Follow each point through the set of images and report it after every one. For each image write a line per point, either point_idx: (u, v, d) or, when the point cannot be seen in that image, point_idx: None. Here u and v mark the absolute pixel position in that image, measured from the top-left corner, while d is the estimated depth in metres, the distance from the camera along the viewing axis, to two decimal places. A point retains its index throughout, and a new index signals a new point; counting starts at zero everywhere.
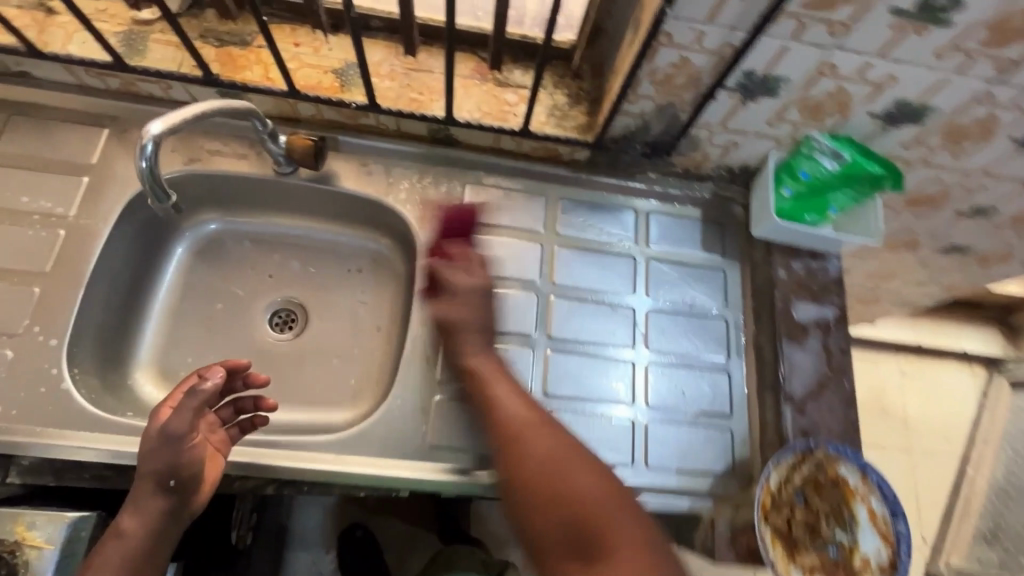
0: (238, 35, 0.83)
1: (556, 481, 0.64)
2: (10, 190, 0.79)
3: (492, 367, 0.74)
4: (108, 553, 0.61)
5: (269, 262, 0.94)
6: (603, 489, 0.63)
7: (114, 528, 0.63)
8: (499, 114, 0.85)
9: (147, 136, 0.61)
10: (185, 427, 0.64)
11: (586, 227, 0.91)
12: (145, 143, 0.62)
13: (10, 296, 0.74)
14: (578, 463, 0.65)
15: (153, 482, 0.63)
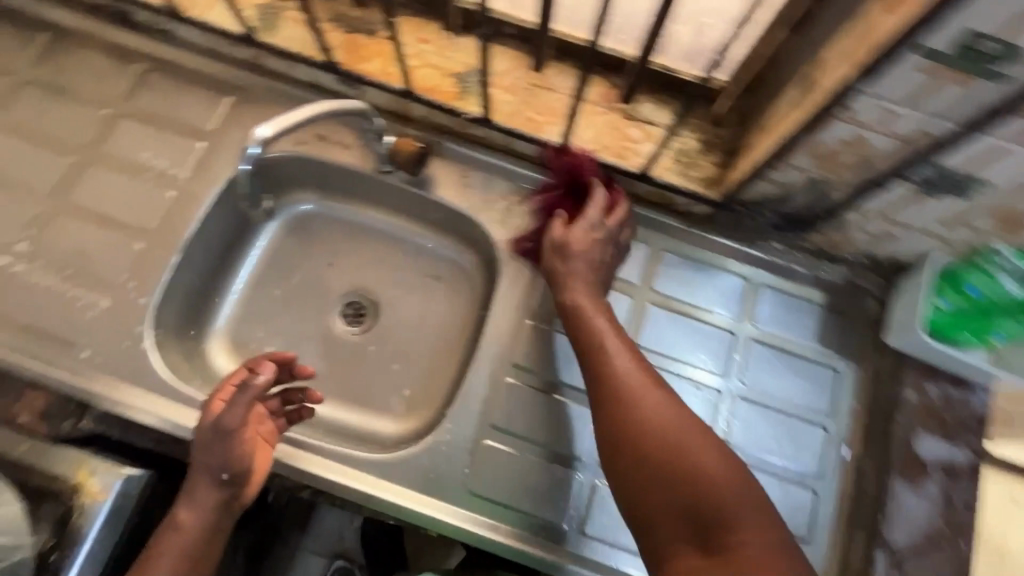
0: (366, 23, 0.80)
1: (623, 417, 0.59)
2: (134, 143, 0.82)
3: (584, 300, 0.69)
4: (167, 545, 0.62)
5: (351, 250, 0.93)
6: (670, 426, 0.57)
7: (172, 519, 0.64)
8: (618, 151, 0.77)
9: (255, 140, 0.62)
10: (237, 422, 0.65)
11: (687, 289, 0.81)
12: (252, 146, 0.62)
13: (116, 246, 0.78)
14: (643, 401, 0.60)
15: (209, 476, 0.65)
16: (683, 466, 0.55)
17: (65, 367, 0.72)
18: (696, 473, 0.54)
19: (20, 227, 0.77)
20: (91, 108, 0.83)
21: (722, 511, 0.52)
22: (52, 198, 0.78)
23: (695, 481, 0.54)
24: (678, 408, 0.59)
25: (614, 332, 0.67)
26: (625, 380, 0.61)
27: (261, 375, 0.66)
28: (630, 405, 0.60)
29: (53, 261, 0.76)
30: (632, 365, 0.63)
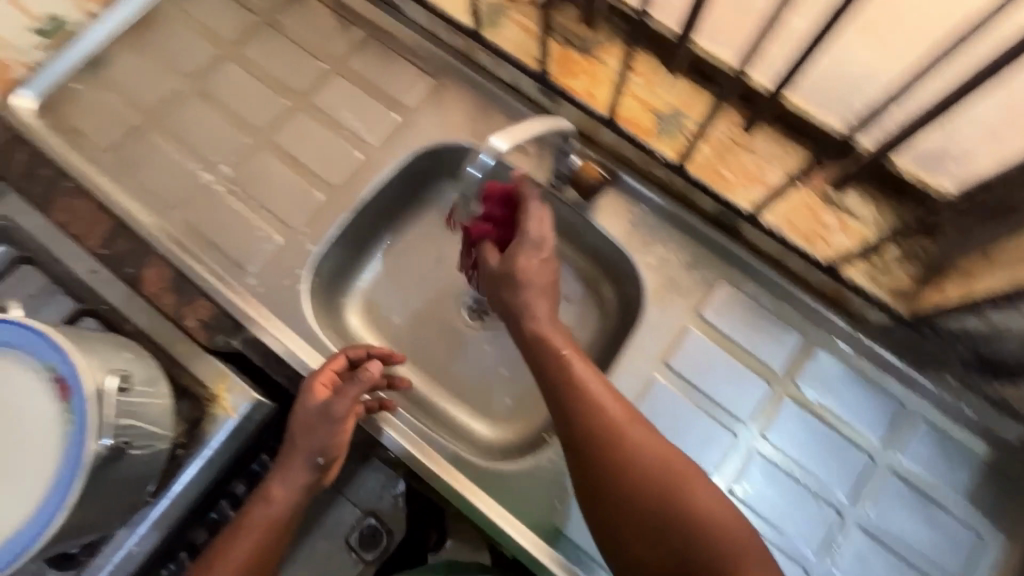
0: (583, 41, 0.79)
1: (613, 468, 0.60)
2: (340, 102, 0.88)
3: (563, 346, 0.66)
4: (257, 512, 0.69)
5: None
6: (665, 467, 0.60)
7: (262, 492, 0.70)
8: (807, 234, 0.73)
9: (493, 149, 0.62)
10: (343, 413, 0.71)
11: (831, 396, 0.75)
12: (488, 154, 0.62)
13: (301, 192, 0.85)
14: (632, 435, 0.61)
15: (308, 458, 0.70)
16: (633, 481, 0.59)
17: (234, 287, 0.80)
18: (687, 508, 0.58)
19: (229, 153, 0.86)
20: (312, 61, 0.90)
21: (722, 549, 0.56)
22: (260, 134, 0.87)
23: (678, 518, 0.57)
24: (651, 437, 0.62)
25: (576, 356, 0.66)
26: (609, 417, 0.62)
27: (371, 369, 0.74)
28: (619, 448, 0.60)
29: (247, 190, 0.84)
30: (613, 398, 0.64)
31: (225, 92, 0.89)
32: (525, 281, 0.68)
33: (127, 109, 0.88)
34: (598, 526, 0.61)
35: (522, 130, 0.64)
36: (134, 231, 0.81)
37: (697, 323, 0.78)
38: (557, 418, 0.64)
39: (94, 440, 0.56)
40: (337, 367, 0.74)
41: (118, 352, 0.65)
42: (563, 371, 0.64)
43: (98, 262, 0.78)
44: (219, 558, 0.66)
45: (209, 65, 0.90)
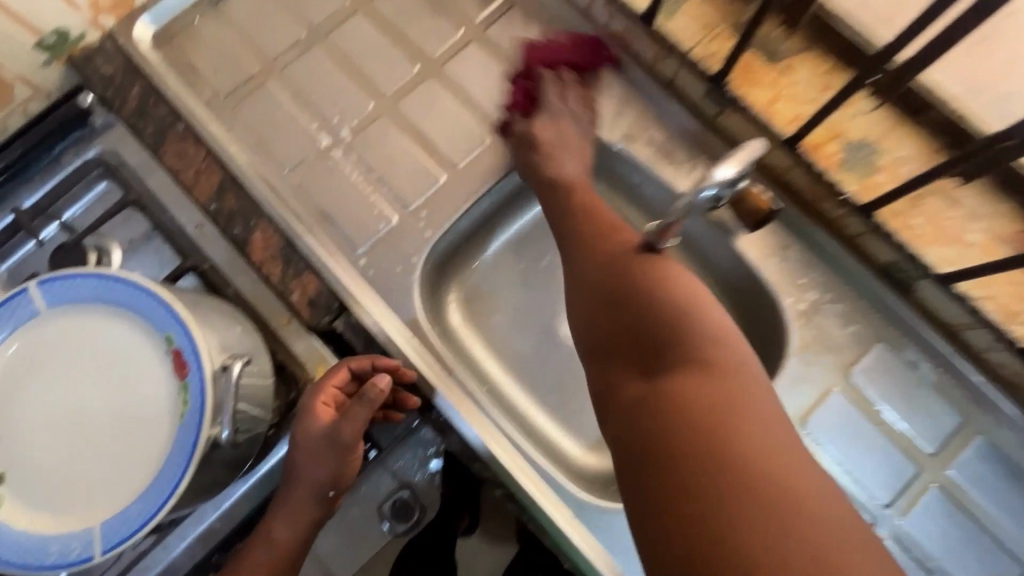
0: (773, 46, 0.69)
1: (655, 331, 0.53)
2: (475, 73, 0.80)
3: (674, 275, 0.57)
4: (259, 554, 0.63)
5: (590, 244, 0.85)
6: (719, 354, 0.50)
7: (264, 532, 0.64)
8: (1005, 309, 0.65)
9: (721, 177, 0.56)
10: (353, 438, 0.65)
11: (987, 492, 0.67)
12: (714, 183, 0.57)
13: (421, 169, 0.77)
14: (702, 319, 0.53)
15: (314, 494, 0.64)
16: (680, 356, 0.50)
17: (343, 265, 0.74)
18: (678, 332, 0.51)
19: (351, 117, 0.79)
20: (449, 25, 0.81)
21: (705, 360, 0.49)
22: (385, 100, 0.79)
23: (668, 345, 0.51)
24: (717, 314, 0.54)
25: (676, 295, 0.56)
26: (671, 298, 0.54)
27: (381, 385, 0.64)
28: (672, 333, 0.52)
29: (365, 159, 0.77)
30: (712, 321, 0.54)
31: (352, 47, 0.81)
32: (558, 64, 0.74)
33: (245, 50, 0.81)
34: (607, 392, 0.53)
35: (747, 150, 0.58)
36: (245, 188, 0.75)
37: (843, 386, 0.69)
38: (574, 261, 0.63)
39: (211, 426, 0.52)
40: (338, 382, 0.66)
41: (229, 326, 0.61)
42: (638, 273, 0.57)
43: (204, 217, 0.75)
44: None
45: (337, 15, 0.82)
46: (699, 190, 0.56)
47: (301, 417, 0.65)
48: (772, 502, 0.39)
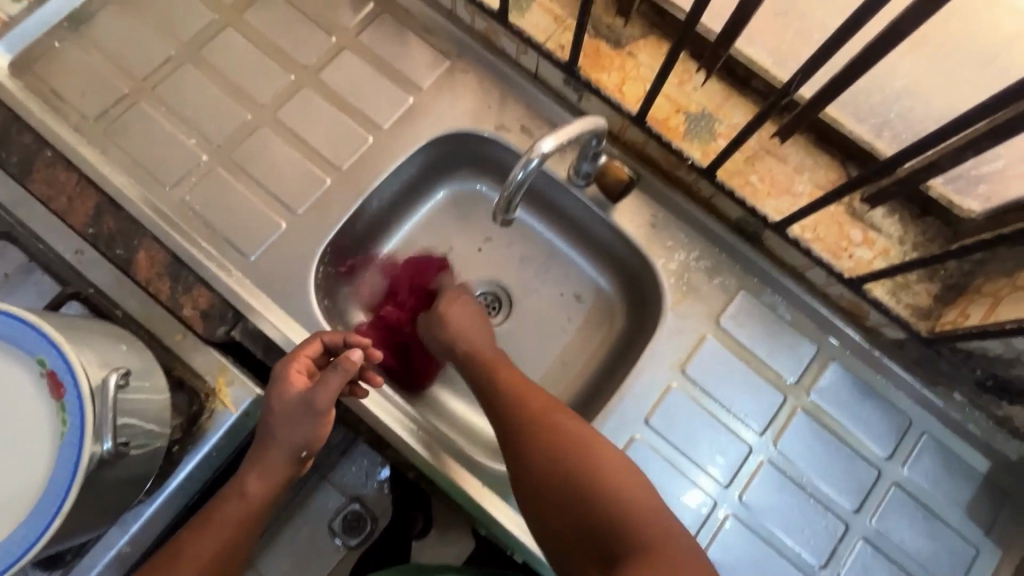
0: (616, 33, 0.76)
1: (539, 455, 0.61)
2: (350, 78, 0.82)
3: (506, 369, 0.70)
4: (229, 510, 0.65)
5: (487, 232, 0.91)
6: (588, 451, 0.60)
7: (237, 488, 0.66)
8: (832, 248, 0.72)
9: (538, 153, 0.57)
10: (326, 404, 0.66)
11: (844, 408, 0.76)
12: (532, 158, 0.57)
13: (305, 174, 0.79)
14: (565, 427, 0.62)
15: (288, 453, 0.67)
16: (555, 466, 0.59)
17: (234, 276, 0.75)
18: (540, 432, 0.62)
19: (230, 130, 0.79)
20: (321, 34, 0.84)
21: (542, 447, 0.61)
22: (262, 110, 0.80)
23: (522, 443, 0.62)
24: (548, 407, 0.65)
25: (508, 370, 0.70)
26: (545, 410, 0.64)
27: (354, 356, 0.64)
28: (545, 434, 0.62)
29: (248, 170, 0.78)
30: (542, 394, 0.67)
31: (223, 62, 0.82)
32: (450, 317, 0.76)
33: (113, 73, 0.80)
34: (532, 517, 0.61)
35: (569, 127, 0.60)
36: (125, 209, 0.74)
37: (715, 331, 0.77)
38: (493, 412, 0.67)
39: (94, 443, 0.52)
40: (310, 353, 0.68)
41: (112, 344, 0.60)
42: (495, 365, 0.71)
43: (84, 241, 0.72)
44: (182, 552, 0.62)
45: (206, 31, 0.83)
46: (524, 163, 0.57)
47: (275, 381, 0.66)
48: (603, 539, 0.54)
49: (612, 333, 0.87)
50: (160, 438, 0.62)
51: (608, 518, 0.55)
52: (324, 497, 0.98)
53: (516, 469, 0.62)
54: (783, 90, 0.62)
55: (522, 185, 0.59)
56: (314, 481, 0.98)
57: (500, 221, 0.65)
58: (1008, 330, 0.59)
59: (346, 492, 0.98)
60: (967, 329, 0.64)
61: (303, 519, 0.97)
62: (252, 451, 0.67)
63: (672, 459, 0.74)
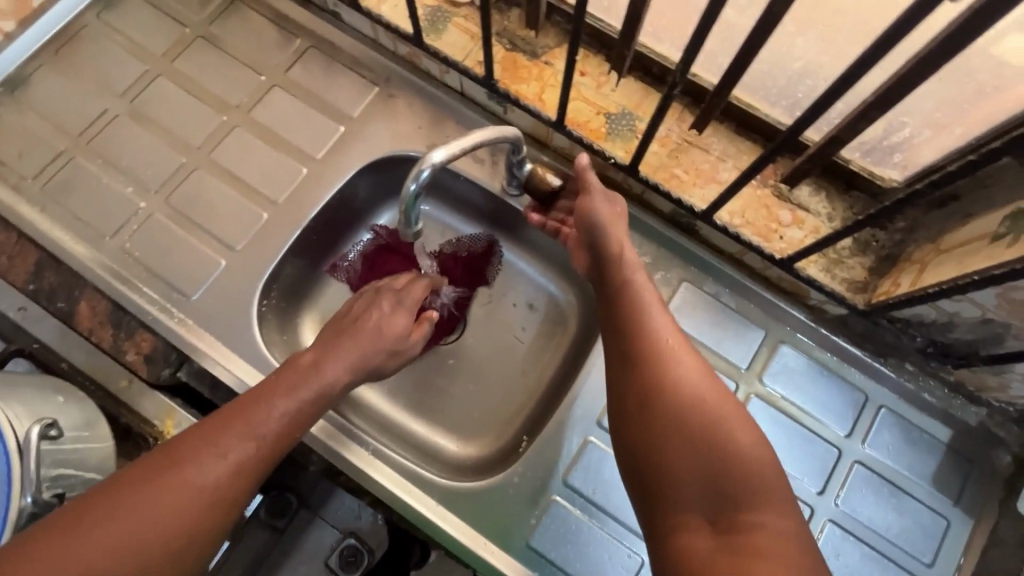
0: (531, 44, 0.78)
1: (659, 382, 0.55)
2: (282, 113, 0.84)
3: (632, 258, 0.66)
4: (301, 388, 0.59)
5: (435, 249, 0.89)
6: (709, 391, 0.55)
7: (313, 366, 0.61)
8: (762, 231, 0.72)
9: (428, 164, 0.56)
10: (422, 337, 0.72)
11: (797, 390, 0.75)
12: (423, 169, 0.57)
13: (243, 210, 0.80)
14: (682, 365, 0.57)
15: (371, 357, 0.65)
16: (669, 399, 0.54)
17: (176, 317, 0.75)
18: (661, 371, 0.56)
19: (166, 175, 0.81)
20: (250, 74, 0.86)
21: (660, 381, 0.56)
22: (197, 153, 0.82)
23: (642, 380, 0.56)
24: (664, 319, 0.61)
25: (642, 275, 0.65)
26: (663, 341, 0.58)
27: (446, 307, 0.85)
28: (659, 372, 0.56)
29: (186, 213, 0.79)
30: (669, 326, 0.60)
31: (157, 111, 0.84)
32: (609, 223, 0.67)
33: (50, 132, 0.82)
34: (644, 475, 0.54)
35: (463, 138, 0.59)
36: (65, 262, 0.75)
37: None
38: (610, 335, 0.62)
39: (19, 496, 0.53)
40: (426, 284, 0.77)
41: (48, 397, 0.61)
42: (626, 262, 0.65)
43: (27, 298, 0.74)
44: (240, 419, 0.55)
45: (138, 82, 0.85)
46: (414, 174, 0.57)
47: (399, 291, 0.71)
48: (724, 487, 0.51)
49: (567, 338, 0.86)
50: None
51: (724, 464, 0.51)
52: (319, 534, 0.88)
53: (636, 369, 0.57)
54: (672, 82, 0.60)
55: (418, 197, 0.59)
56: (304, 516, 0.87)
57: (412, 235, 0.64)
58: (930, 295, 0.59)
59: (341, 526, 0.88)
60: (898, 297, 0.64)
61: (298, 561, 0.86)
62: (342, 332, 0.65)
63: None
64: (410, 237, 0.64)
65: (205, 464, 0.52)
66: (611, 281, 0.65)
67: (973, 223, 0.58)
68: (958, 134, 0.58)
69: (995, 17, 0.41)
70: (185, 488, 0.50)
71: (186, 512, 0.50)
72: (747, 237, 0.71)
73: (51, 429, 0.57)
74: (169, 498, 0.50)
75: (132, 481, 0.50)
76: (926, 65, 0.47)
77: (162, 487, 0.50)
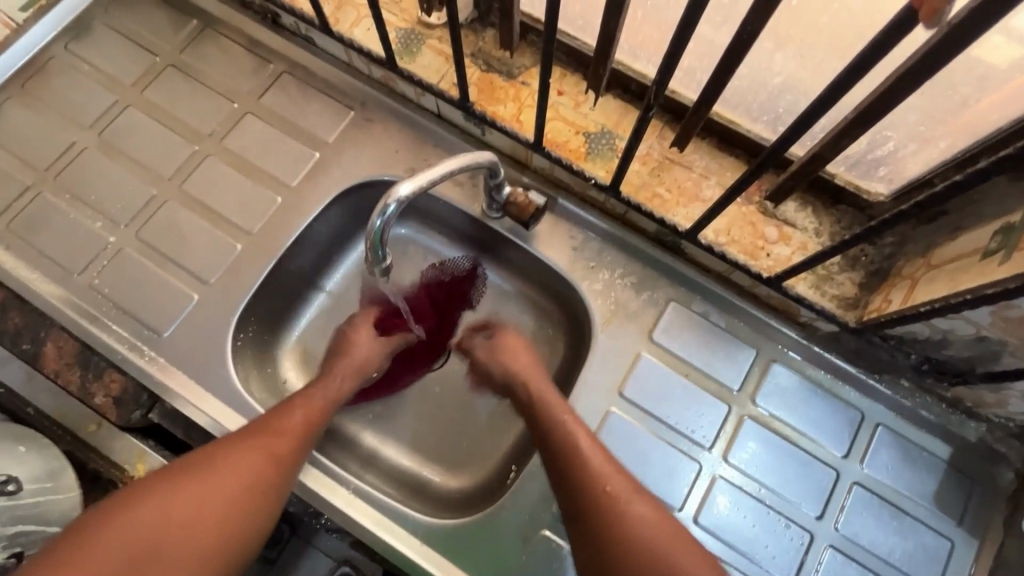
0: (507, 64, 0.76)
1: (611, 541, 0.55)
2: (255, 141, 0.82)
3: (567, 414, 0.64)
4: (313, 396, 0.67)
5: (416, 273, 0.87)
6: (658, 538, 0.55)
7: (320, 378, 0.70)
8: (748, 249, 0.71)
9: (394, 198, 0.54)
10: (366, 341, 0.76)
11: (791, 410, 0.73)
12: (389, 204, 0.54)
13: (215, 242, 0.78)
14: (633, 518, 0.56)
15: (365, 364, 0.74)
16: (624, 557, 0.54)
17: (147, 355, 0.72)
18: (614, 521, 0.55)
19: (136, 209, 0.79)
20: (223, 102, 0.84)
21: (614, 529, 0.55)
22: (168, 184, 0.80)
23: (597, 532, 0.56)
24: (602, 458, 0.60)
25: (581, 427, 0.62)
26: (607, 485, 0.58)
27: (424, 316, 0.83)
28: (612, 529, 0.55)
29: (157, 247, 0.77)
30: (613, 471, 0.59)
31: (126, 142, 0.82)
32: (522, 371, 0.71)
33: (15, 167, 0.80)
34: None
35: (430, 168, 0.56)
36: (31, 302, 0.73)
37: (650, 348, 0.75)
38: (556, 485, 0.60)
39: None
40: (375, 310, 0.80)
41: None
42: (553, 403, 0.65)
43: None
44: (271, 422, 0.62)
45: (108, 113, 0.83)
46: (379, 209, 0.55)
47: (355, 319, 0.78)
48: None
49: (553, 360, 0.83)
50: None
51: None
52: (311, 565, 0.79)
53: (589, 533, 0.56)
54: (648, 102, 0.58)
55: (385, 230, 0.57)
56: (295, 545, 0.80)
57: (379, 272, 0.64)
58: (922, 314, 0.58)
59: (334, 554, 0.79)
60: (891, 314, 0.62)
61: None
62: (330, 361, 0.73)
63: None
64: (379, 272, 0.63)
65: (248, 452, 0.59)
66: (548, 433, 0.63)
67: (964, 238, 0.56)
68: (944, 147, 0.57)
69: (970, 38, 0.39)
70: (233, 470, 0.57)
71: (235, 489, 0.56)
72: (732, 255, 0.70)
73: None
74: (217, 482, 0.56)
75: (181, 471, 0.56)
76: (905, 83, 0.45)
77: (210, 473, 0.56)
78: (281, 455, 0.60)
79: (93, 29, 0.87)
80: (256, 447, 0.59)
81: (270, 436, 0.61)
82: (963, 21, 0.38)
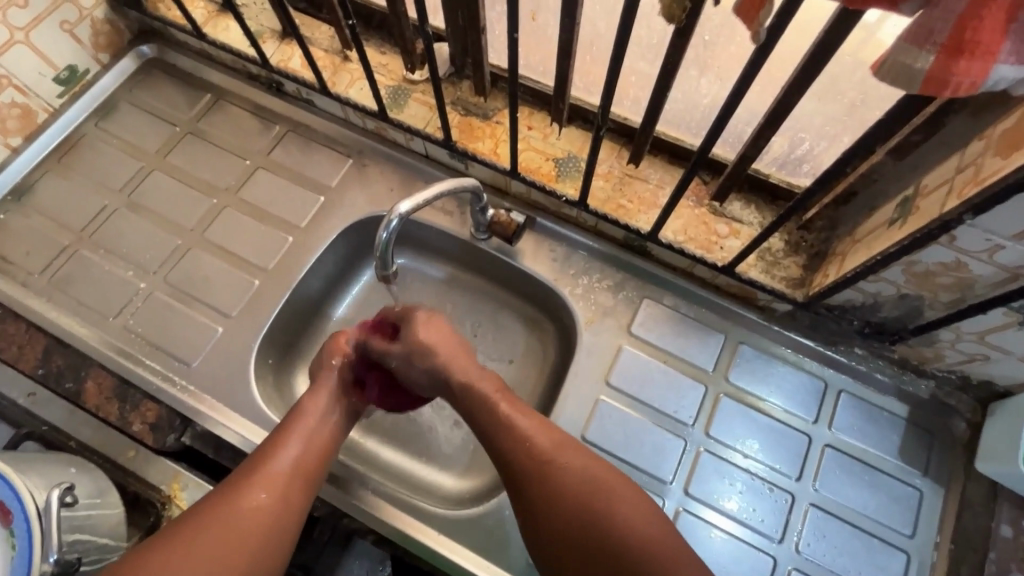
0: (482, 108, 0.89)
1: (534, 486, 0.61)
2: (266, 191, 0.93)
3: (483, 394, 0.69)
4: (295, 426, 0.68)
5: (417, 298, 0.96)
6: (593, 480, 0.61)
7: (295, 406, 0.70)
8: (704, 244, 0.81)
9: (396, 214, 0.65)
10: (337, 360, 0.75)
11: (762, 383, 0.81)
12: (392, 219, 0.65)
13: (235, 280, 0.87)
14: (557, 462, 0.62)
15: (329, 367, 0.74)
16: (559, 503, 0.60)
17: (179, 384, 0.80)
18: (559, 480, 0.61)
19: (163, 257, 0.88)
20: (236, 160, 0.95)
21: (558, 484, 0.61)
22: (190, 234, 0.90)
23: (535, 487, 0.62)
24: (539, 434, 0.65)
25: (503, 396, 0.69)
26: (542, 455, 0.63)
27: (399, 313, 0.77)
28: (548, 486, 0.61)
29: (183, 288, 0.86)
30: (536, 427, 0.65)
31: (152, 202, 0.92)
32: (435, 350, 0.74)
33: (54, 231, 0.90)
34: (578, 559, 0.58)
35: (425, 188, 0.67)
36: (72, 346, 0.81)
37: (630, 340, 0.83)
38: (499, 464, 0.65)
39: (42, 560, 0.57)
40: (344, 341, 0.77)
41: (62, 468, 0.65)
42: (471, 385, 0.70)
43: (36, 382, 0.79)
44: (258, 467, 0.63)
45: (136, 178, 0.94)
46: (384, 224, 0.65)
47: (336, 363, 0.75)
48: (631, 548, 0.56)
49: (544, 363, 0.91)
50: (116, 552, 0.66)
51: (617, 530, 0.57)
52: None
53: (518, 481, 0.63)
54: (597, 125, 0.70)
55: (390, 242, 0.67)
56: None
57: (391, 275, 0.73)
58: (851, 278, 0.68)
59: None
60: (828, 285, 0.72)
61: None
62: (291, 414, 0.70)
63: (614, 468, 0.78)
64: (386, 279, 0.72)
65: (247, 502, 0.59)
66: (471, 398, 0.69)
67: (875, 214, 0.67)
68: (847, 142, 0.68)
69: (827, 56, 0.52)
70: (234, 525, 0.57)
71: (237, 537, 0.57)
72: (690, 251, 0.80)
73: (67, 495, 0.60)
74: (223, 538, 0.56)
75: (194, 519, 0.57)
76: (794, 92, 0.57)
77: (214, 531, 0.56)
78: (279, 488, 0.62)
79: (119, 108, 0.99)
80: (250, 494, 0.60)
81: (260, 485, 0.61)
82: (819, 44, 0.51)
